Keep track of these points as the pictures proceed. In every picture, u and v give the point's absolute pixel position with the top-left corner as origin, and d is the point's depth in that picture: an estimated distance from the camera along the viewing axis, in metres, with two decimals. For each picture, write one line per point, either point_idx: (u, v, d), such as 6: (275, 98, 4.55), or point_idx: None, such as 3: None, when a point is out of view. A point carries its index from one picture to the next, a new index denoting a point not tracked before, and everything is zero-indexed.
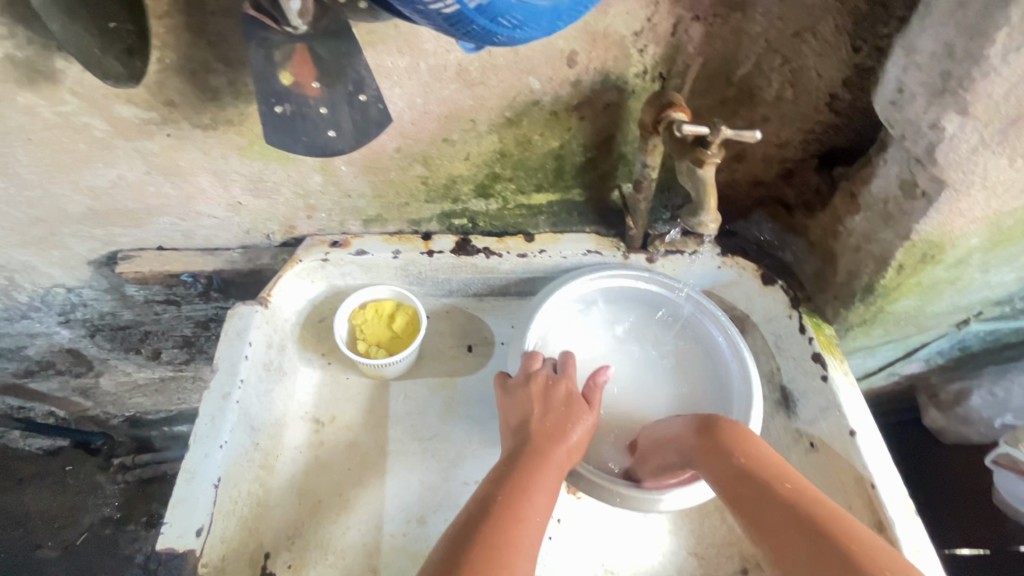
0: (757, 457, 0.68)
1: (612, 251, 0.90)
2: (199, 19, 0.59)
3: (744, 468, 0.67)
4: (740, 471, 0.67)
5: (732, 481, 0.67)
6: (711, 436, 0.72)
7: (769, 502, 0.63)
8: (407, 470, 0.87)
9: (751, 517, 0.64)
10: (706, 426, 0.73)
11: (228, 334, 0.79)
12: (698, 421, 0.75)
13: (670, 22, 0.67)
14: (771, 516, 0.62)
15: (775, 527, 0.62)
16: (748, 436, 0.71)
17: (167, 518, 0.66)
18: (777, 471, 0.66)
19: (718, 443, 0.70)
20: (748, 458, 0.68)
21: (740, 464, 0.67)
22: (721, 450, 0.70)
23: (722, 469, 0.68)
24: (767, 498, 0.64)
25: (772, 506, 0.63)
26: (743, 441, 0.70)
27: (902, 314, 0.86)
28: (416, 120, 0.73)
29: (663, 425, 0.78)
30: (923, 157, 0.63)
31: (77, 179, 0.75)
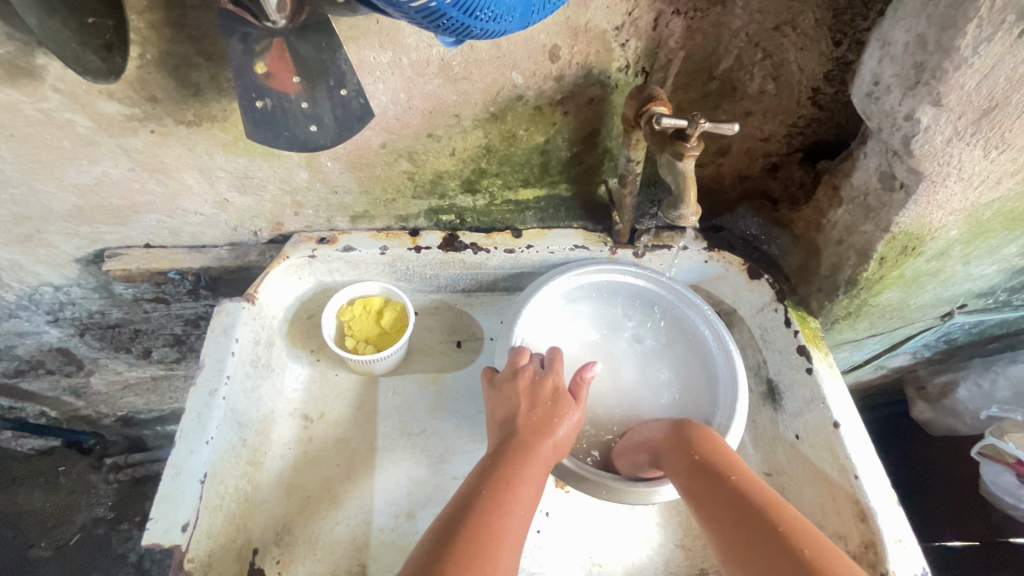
0: (724, 455, 0.70)
1: (599, 246, 0.89)
2: (178, 13, 0.59)
3: (709, 465, 0.69)
4: (705, 468, 0.69)
5: (696, 478, 0.69)
6: (681, 435, 0.74)
7: (729, 499, 0.65)
8: (396, 465, 0.87)
9: (710, 513, 0.66)
10: (677, 427, 0.75)
11: (215, 330, 0.79)
12: (671, 423, 0.77)
13: (651, 17, 0.67)
14: (730, 512, 0.64)
15: (732, 523, 0.63)
16: (716, 436, 0.73)
17: (153, 514, 0.66)
18: (740, 469, 0.68)
19: (686, 443, 0.72)
20: (715, 455, 0.70)
21: (706, 462, 0.69)
22: (687, 449, 0.72)
23: (687, 467, 0.70)
24: (728, 495, 0.66)
25: (732, 503, 0.65)
26: (711, 440, 0.72)
27: (886, 307, 0.87)
28: (400, 115, 0.73)
29: (648, 425, 0.80)
30: (900, 149, 0.64)
31: (61, 177, 0.75)
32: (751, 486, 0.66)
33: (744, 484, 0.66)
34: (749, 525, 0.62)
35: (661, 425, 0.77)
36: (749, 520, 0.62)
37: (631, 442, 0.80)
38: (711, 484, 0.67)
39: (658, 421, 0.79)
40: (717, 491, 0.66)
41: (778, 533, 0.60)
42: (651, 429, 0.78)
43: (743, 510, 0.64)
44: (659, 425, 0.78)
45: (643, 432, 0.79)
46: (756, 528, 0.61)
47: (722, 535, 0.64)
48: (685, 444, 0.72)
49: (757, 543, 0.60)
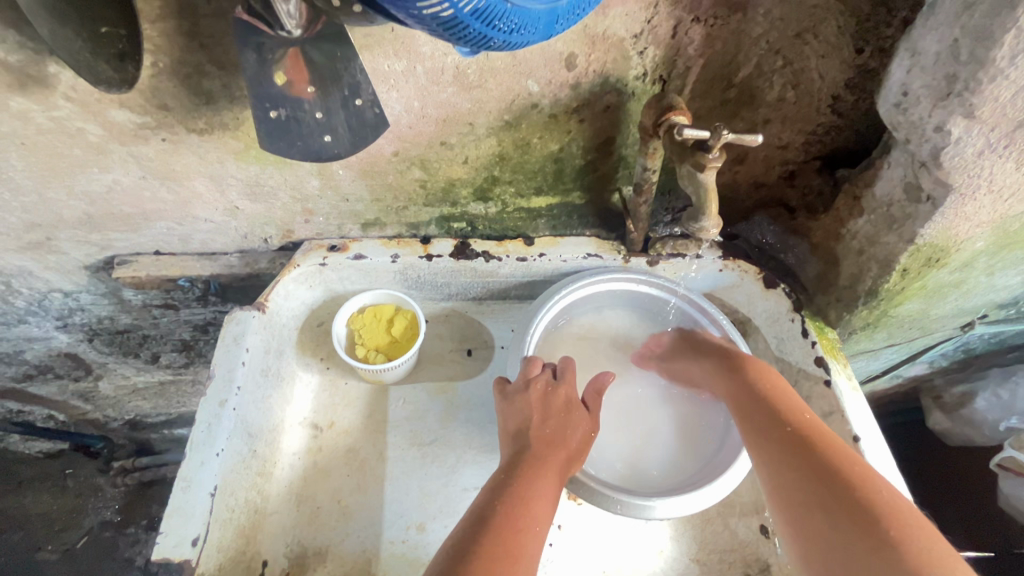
0: (783, 397, 0.68)
1: (613, 255, 0.88)
2: (191, 22, 0.58)
3: (767, 406, 0.67)
4: (764, 409, 0.67)
5: (755, 417, 0.67)
6: (738, 379, 0.73)
7: (785, 441, 0.63)
8: (406, 476, 0.86)
9: (761, 450, 0.65)
10: (734, 368, 0.75)
11: (225, 340, 0.78)
12: (729, 361, 0.76)
13: (670, 24, 0.66)
14: (785, 451, 0.62)
15: (781, 462, 0.62)
16: (773, 375, 0.72)
17: (162, 528, 0.65)
18: (798, 411, 0.66)
19: (746, 385, 0.71)
20: (774, 397, 0.68)
21: (764, 403, 0.68)
22: (747, 391, 0.71)
23: (747, 409, 0.69)
24: (784, 436, 0.64)
25: (786, 444, 0.63)
26: (772, 383, 0.70)
27: (906, 317, 0.85)
28: (413, 123, 0.73)
29: (695, 345, 0.83)
30: (928, 160, 0.62)
31: (72, 184, 0.75)
32: (808, 426, 0.64)
33: (801, 424, 0.64)
34: (800, 463, 0.60)
35: (718, 364, 0.77)
36: (805, 459, 0.60)
37: (687, 368, 0.83)
38: (767, 423, 0.66)
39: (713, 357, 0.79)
40: (772, 432, 0.65)
41: (833, 477, 0.58)
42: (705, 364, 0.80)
43: (796, 449, 0.62)
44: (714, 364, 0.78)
45: (695, 364, 0.81)
46: (809, 468, 0.59)
47: (770, 475, 0.62)
48: (745, 387, 0.71)
49: (808, 484, 0.58)
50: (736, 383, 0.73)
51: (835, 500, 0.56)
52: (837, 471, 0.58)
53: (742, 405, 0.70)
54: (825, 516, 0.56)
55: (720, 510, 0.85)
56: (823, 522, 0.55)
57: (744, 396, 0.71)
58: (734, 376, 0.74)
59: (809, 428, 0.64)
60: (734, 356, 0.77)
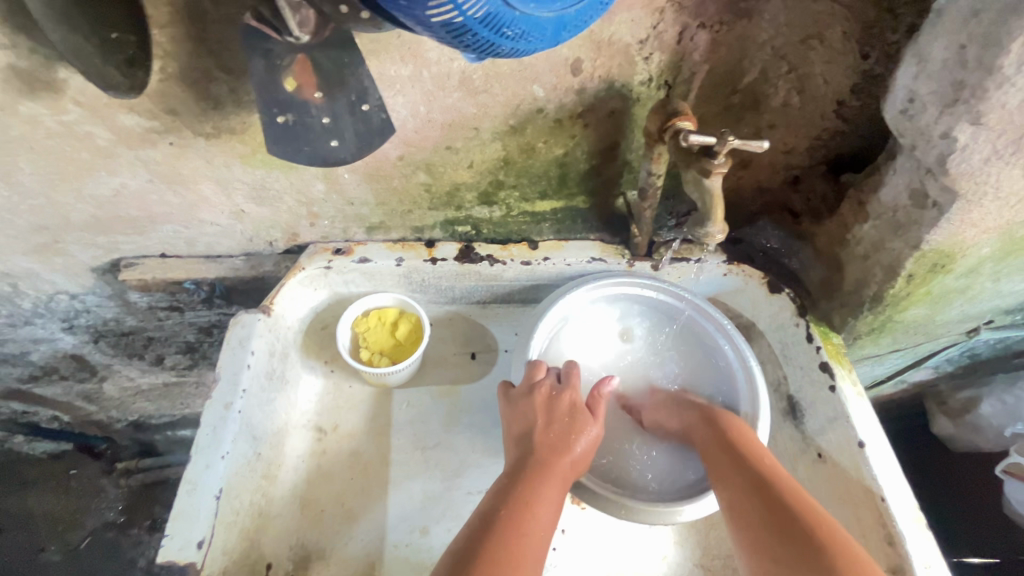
0: (748, 443, 0.72)
1: (617, 258, 0.88)
2: (199, 28, 0.58)
3: (733, 452, 0.72)
4: (731, 455, 0.72)
5: (722, 462, 0.71)
6: (707, 424, 0.77)
7: (751, 488, 0.68)
8: (410, 479, 0.86)
9: (729, 500, 0.69)
10: (706, 417, 0.78)
11: (230, 342, 0.78)
12: (701, 408, 0.79)
13: (676, 30, 0.66)
14: (750, 497, 0.67)
15: (747, 512, 0.66)
16: (738, 420, 0.76)
17: (168, 530, 0.65)
18: (763, 457, 0.71)
19: (714, 430, 0.75)
20: (741, 442, 0.72)
21: (731, 449, 0.72)
22: (715, 437, 0.75)
23: (714, 454, 0.73)
24: (749, 482, 0.68)
25: (753, 490, 0.67)
26: (738, 428, 0.75)
27: (911, 322, 0.85)
28: (419, 128, 0.73)
29: (674, 401, 0.83)
30: (934, 166, 0.62)
31: (80, 188, 0.75)
32: (773, 473, 0.69)
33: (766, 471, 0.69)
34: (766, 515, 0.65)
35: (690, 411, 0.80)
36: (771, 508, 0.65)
37: (657, 421, 0.84)
38: (734, 470, 0.70)
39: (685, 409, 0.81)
40: (738, 477, 0.69)
41: (796, 524, 0.63)
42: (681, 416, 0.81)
43: (762, 501, 0.66)
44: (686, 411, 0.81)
45: (668, 420, 0.82)
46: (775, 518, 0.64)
47: (734, 521, 0.67)
48: (713, 432, 0.75)
49: (774, 532, 0.63)
50: (705, 428, 0.76)
51: (799, 548, 0.61)
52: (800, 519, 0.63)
53: (710, 454, 0.74)
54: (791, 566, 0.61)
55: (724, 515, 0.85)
56: (788, 571, 0.60)
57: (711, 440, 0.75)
58: (703, 421, 0.77)
59: (772, 475, 0.69)
60: (703, 404, 0.80)
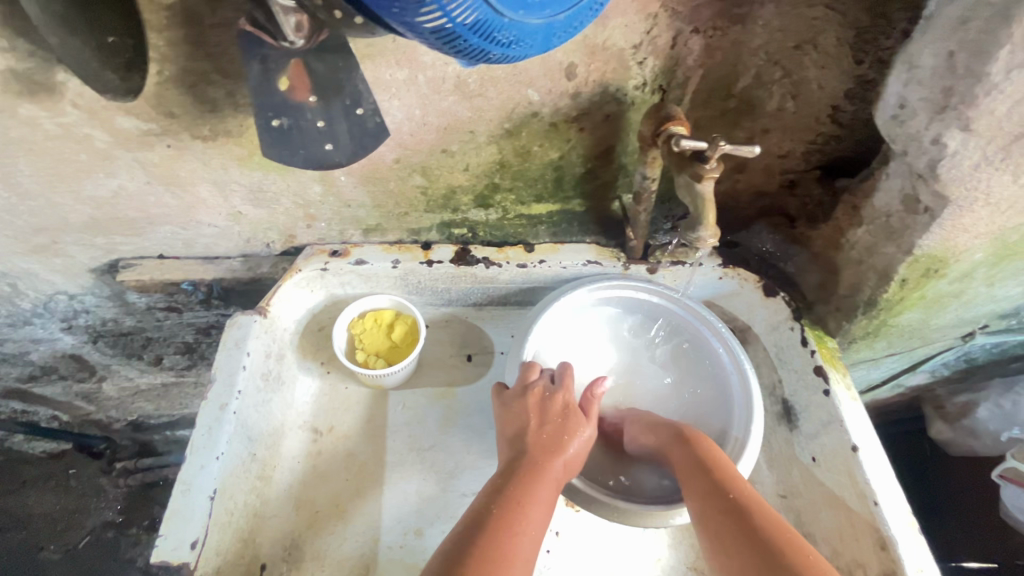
0: (723, 468, 0.70)
1: (612, 261, 0.89)
2: (196, 31, 0.59)
3: (707, 477, 0.69)
4: (703, 480, 0.69)
5: (695, 488, 0.69)
6: (681, 447, 0.73)
7: (727, 515, 0.65)
8: (406, 481, 0.86)
9: (703, 522, 0.67)
10: (678, 436, 0.75)
11: (226, 343, 0.78)
12: (670, 428, 0.77)
13: (670, 35, 0.67)
14: (726, 525, 0.64)
15: (722, 534, 0.64)
16: (711, 444, 0.73)
17: (162, 531, 0.65)
18: (737, 483, 0.68)
19: (688, 453, 0.72)
20: (714, 467, 0.70)
21: (704, 473, 0.69)
22: (688, 460, 0.72)
23: (687, 479, 0.70)
24: (724, 509, 0.66)
25: (728, 517, 0.65)
26: (712, 452, 0.72)
27: (906, 327, 0.85)
28: (415, 131, 0.73)
29: (645, 418, 0.82)
30: (925, 172, 0.62)
31: (79, 189, 0.75)
32: (747, 500, 0.66)
33: (740, 499, 0.66)
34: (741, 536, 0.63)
35: (660, 433, 0.77)
36: (748, 538, 0.63)
37: (631, 445, 0.82)
38: (706, 493, 0.68)
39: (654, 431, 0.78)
40: (712, 504, 0.66)
41: (776, 556, 0.60)
42: (647, 437, 0.79)
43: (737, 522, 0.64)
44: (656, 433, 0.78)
45: (639, 440, 0.80)
46: (752, 548, 0.62)
47: (711, 549, 0.65)
48: (686, 455, 0.72)
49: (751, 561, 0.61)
50: (679, 452, 0.73)
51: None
52: (778, 551, 0.60)
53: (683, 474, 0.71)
54: None
55: None
56: None
57: (683, 464, 0.72)
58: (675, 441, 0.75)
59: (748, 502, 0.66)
60: (675, 425, 0.77)
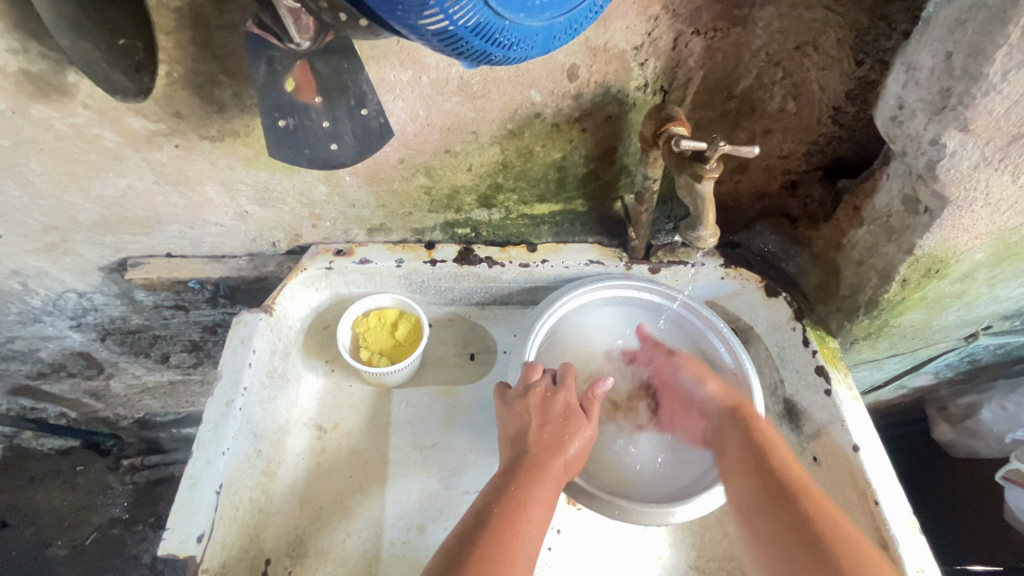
0: (770, 446, 0.71)
1: (615, 261, 0.89)
2: (204, 34, 0.60)
3: (758, 455, 0.70)
4: (755, 456, 0.70)
5: (745, 464, 0.70)
6: (733, 422, 0.75)
7: (768, 489, 0.66)
8: (408, 478, 0.87)
9: (747, 495, 0.68)
10: (733, 412, 0.76)
11: (232, 341, 0.79)
12: (722, 394, 0.79)
13: (671, 37, 0.67)
14: (770, 500, 0.65)
15: (765, 508, 0.65)
16: (763, 420, 0.75)
17: (169, 524, 0.66)
18: (783, 458, 0.69)
19: (739, 428, 0.74)
20: (763, 443, 0.71)
21: (753, 449, 0.71)
22: (741, 435, 0.73)
23: (735, 454, 0.72)
24: (770, 485, 0.67)
25: (767, 492, 0.66)
26: (764, 431, 0.73)
27: (908, 327, 0.85)
28: (418, 132, 0.74)
29: (696, 369, 0.83)
30: (924, 173, 0.63)
31: (88, 189, 0.77)
32: (789, 474, 0.67)
33: (787, 475, 0.67)
34: (783, 510, 0.64)
35: (718, 394, 0.79)
36: (784, 512, 0.63)
37: (682, 390, 0.83)
38: (755, 469, 0.69)
39: (711, 391, 0.80)
40: (756, 478, 0.68)
41: (813, 531, 0.61)
42: (705, 387, 0.80)
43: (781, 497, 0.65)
44: (711, 396, 0.79)
45: (694, 388, 0.82)
46: (790, 522, 0.63)
47: (754, 522, 0.66)
48: (737, 430, 0.74)
49: (788, 534, 0.62)
50: (731, 426, 0.75)
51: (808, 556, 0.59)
52: (813, 526, 0.61)
53: (734, 450, 0.73)
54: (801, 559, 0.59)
55: (718, 517, 0.86)
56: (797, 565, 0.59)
57: (733, 440, 0.73)
58: (728, 417, 0.76)
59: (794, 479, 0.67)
60: (732, 396, 0.78)
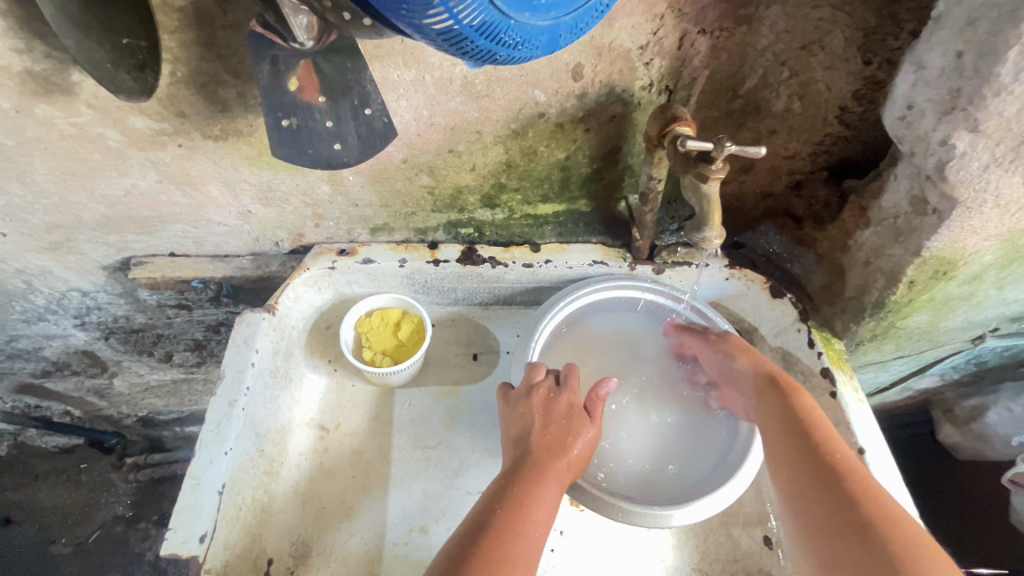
0: (813, 423, 0.68)
1: (618, 261, 0.88)
2: (207, 33, 0.59)
3: (799, 429, 0.68)
4: (797, 430, 0.68)
5: (787, 437, 0.68)
6: (773, 397, 0.73)
7: (810, 468, 0.64)
8: (411, 479, 0.87)
9: (788, 470, 0.66)
10: (771, 383, 0.74)
11: (235, 341, 0.79)
12: (754, 368, 0.77)
13: (676, 36, 0.67)
14: (813, 474, 0.63)
15: (807, 482, 0.64)
16: (806, 395, 0.72)
17: (171, 524, 0.66)
18: (826, 435, 0.66)
19: (779, 403, 0.71)
20: (806, 420, 0.68)
21: (794, 425, 0.68)
22: (780, 408, 0.71)
23: (776, 430, 0.70)
24: (812, 459, 0.64)
25: (807, 467, 0.64)
26: (806, 405, 0.70)
27: (914, 329, 0.85)
28: (422, 131, 0.74)
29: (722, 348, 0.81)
30: (933, 174, 0.62)
31: (92, 188, 0.77)
32: (831, 448, 0.65)
33: (831, 449, 0.65)
34: (826, 485, 0.62)
35: (749, 368, 0.77)
36: (827, 490, 0.61)
37: (713, 366, 0.82)
38: (795, 444, 0.67)
39: (744, 366, 0.77)
40: (798, 456, 0.66)
41: (856, 507, 0.59)
42: (734, 363, 0.78)
43: (823, 471, 0.63)
44: (746, 371, 0.77)
45: (723, 364, 0.80)
46: (833, 496, 0.61)
47: (794, 497, 0.64)
48: (777, 405, 0.71)
49: (829, 509, 0.60)
50: (770, 401, 0.73)
51: (851, 539, 0.57)
52: (857, 505, 0.59)
53: (774, 423, 0.71)
54: (842, 536, 0.58)
55: (722, 519, 0.85)
56: (838, 541, 0.58)
57: (774, 416, 0.71)
58: (767, 389, 0.74)
59: (837, 455, 0.64)
60: (771, 369, 0.76)
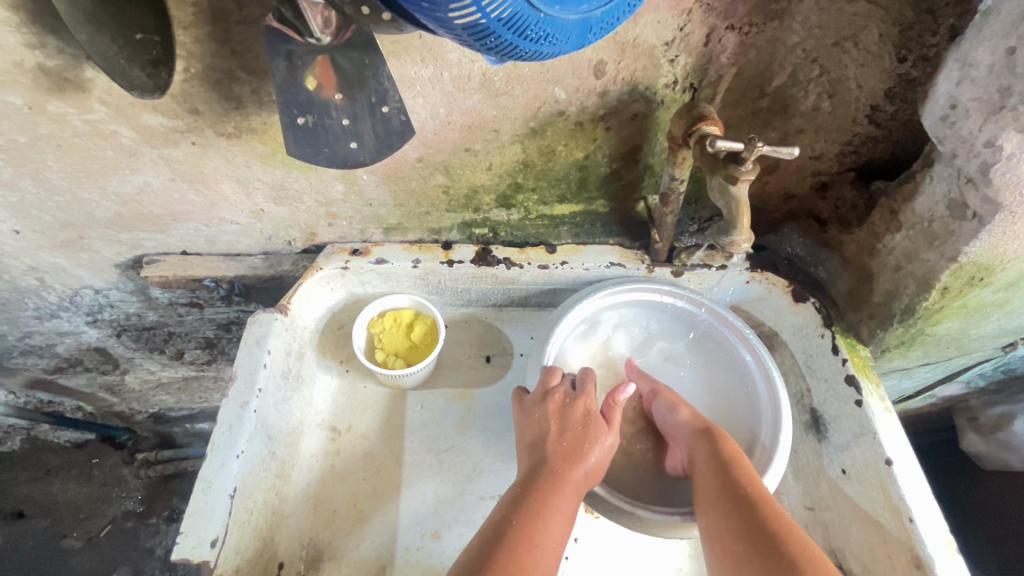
0: (739, 465, 0.68)
1: (636, 264, 0.86)
2: (222, 28, 0.58)
3: (722, 471, 0.68)
4: (720, 472, 0.68)
5: (709, 480, 0.68)
6: (702, 442, 0.73)
7: (733, 509, 0.64)
8: (423, 482, 0.85)
9: (709, 514, 0.66)
10: (700, 429, 0.75)
11: (247, 341, 0.78)
12: (688, 421, 0.77)
13: (703, 32, 0.64)
14: (733, 515, 0.63)
15: (727, 523, 0.63)
16: (732, 441, 0.72)
17: (182, 528, 0.65)
18: (752, 478, 0.67)
19: (707, 449, 0.72)
20: (734, 464, 0.68)
21: (719, 469, 0.68)
22: (707, 452, 0.71)
23: (703, 474, 0.69)
24: (732, 500, 0.65)
25: (729, 509, 0.64)
26: (731, 449, 0.71)
27: (943, 336, 0.82)
28: (438, 130, 0.72)
29: (666, 400, 0.80)
30: (976, 176, 0.60)
31: (105, 185, 0.76)
32: (753, 489, 0.65)
33: (752, 490, 0.65)
34: (745, 527, 0.62)
35: (689, 420, 0.77)
36: (747, 530, 0.61)
37: (659, 420, 0.81)
38: (716, 486, 0.67)
39: (683, 419, 0.77)
40: (721, 498, 0.66)
41: (775, 546, 0.59)
42: (675, 415, 0.78)
43: (744, 512, 0.63)
44: (684, 423, 0.77)
45: (666, 416, 0.80)
46: (752, 537, 0.61)
47: (715, 539, 0.64)
48: (707, 451, 0.71)
49: (747, 551, 0.60)
50: (699, 446, 0.73)
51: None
52: (775, 545, 0.59)
53: (699, 467, 0.71)
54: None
55: None
56: None
57: (701, 458, 0.71)
58: (697, 435, 0.74)
59: (759, 496, 0.65)
60: (704, 420, 0.76)
